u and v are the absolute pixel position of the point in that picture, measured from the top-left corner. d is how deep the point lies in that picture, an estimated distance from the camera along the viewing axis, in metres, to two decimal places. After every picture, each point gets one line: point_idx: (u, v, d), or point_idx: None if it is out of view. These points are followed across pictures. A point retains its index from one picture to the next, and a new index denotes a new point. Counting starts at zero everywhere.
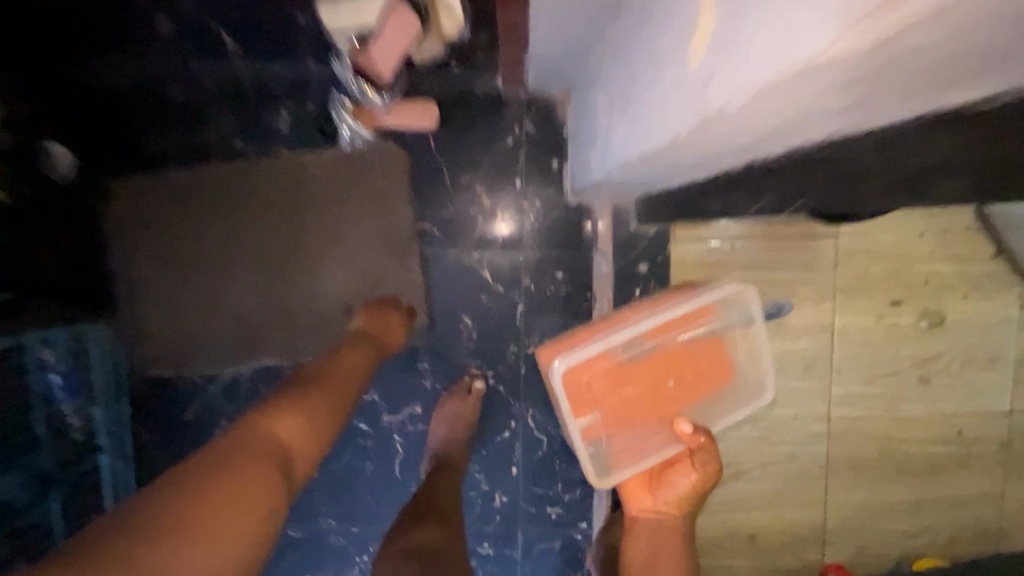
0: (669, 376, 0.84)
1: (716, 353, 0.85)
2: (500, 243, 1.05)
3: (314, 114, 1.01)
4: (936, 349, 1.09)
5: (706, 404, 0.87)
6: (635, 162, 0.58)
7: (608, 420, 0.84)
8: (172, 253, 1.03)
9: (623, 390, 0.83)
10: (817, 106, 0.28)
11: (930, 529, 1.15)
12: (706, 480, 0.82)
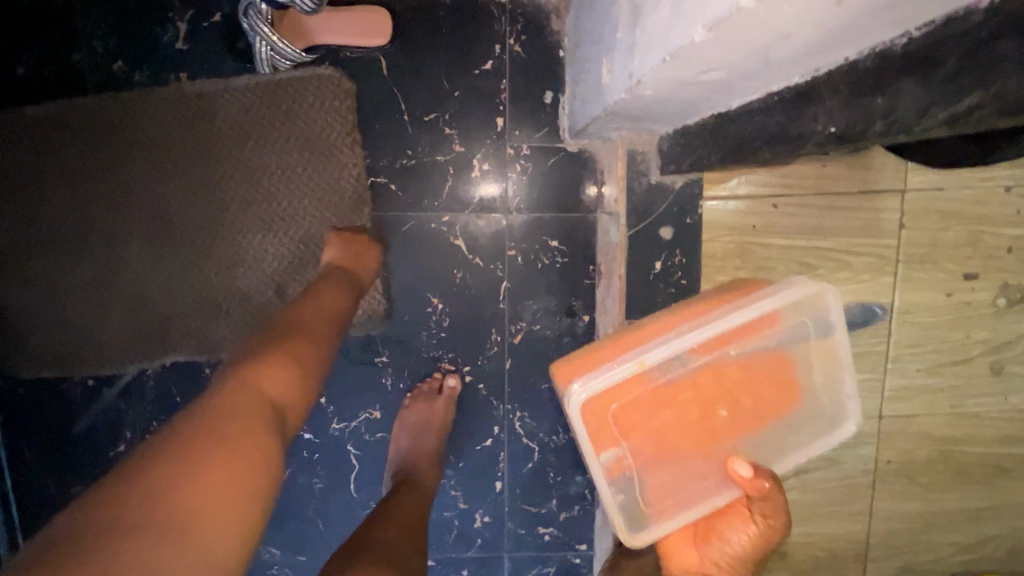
0: (718, 403, 0.67)
1: (782, 374, 0.67)
2: (478, 202, 0.81)
3: (222, 27, 0.76)
4: (1015, 333, 0.89)
5: (767, 439, 0.69)
6: (685, 52, 0.34)
7: (641, 459, 0.67)
8: (39, 220, 0.77)
9: (659, 421, 0.66)
10: None
11: (989, 541, 0.97)
12: (767, 536, 0.67)
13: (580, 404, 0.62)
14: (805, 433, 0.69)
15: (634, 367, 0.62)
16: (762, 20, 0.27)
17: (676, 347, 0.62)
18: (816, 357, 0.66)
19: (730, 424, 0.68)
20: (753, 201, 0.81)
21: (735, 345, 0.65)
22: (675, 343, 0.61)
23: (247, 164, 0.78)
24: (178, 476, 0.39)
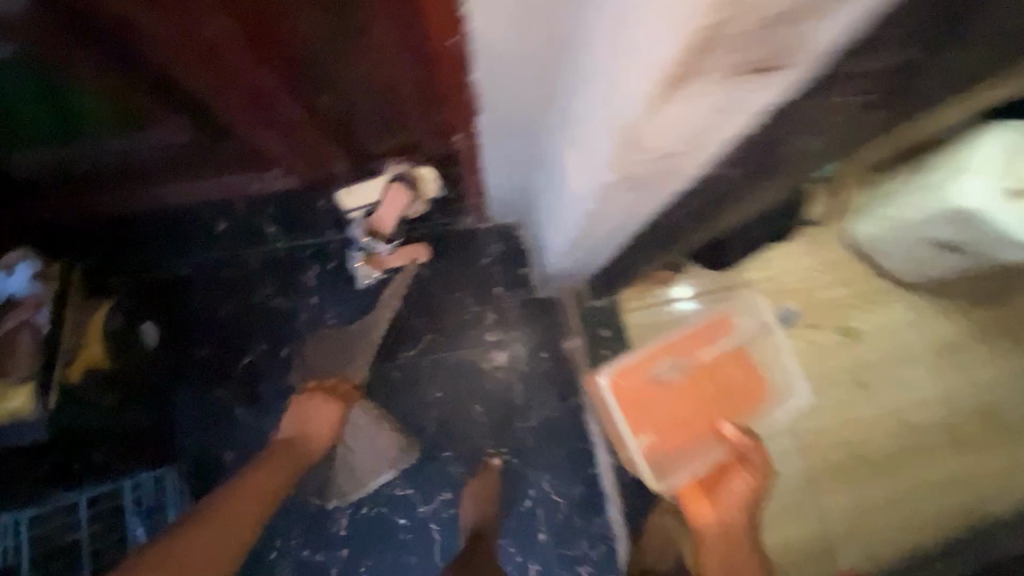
0: (713, 383, 1.02)
1: (751, 359, 1.05)
2: (491, 339, 1.31)
3: (334, 268, 1.30)
4: (859, 357, 1.34)
5: (749, 407, 1.06)
6: (574, 252, 0.88)
7: (662, 428, 1.01)
8: (240, 398, 1.24)
9: (674, 399, 1.00)
10: (630, 209, 0.62)
11: (920, 519, 1.27)
12: (755, 484, 1.03)
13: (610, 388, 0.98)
14: (767, 402, 1.08)
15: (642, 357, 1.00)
16: (588, 246, 0.81)
17: (672, 341, 1.00)
18: (770, 345, 1.08)
19: (723, 398, 1.03)
20: (660, 306, 1.30)
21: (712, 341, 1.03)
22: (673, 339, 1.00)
23: (369, 338, 1.29)
24: None
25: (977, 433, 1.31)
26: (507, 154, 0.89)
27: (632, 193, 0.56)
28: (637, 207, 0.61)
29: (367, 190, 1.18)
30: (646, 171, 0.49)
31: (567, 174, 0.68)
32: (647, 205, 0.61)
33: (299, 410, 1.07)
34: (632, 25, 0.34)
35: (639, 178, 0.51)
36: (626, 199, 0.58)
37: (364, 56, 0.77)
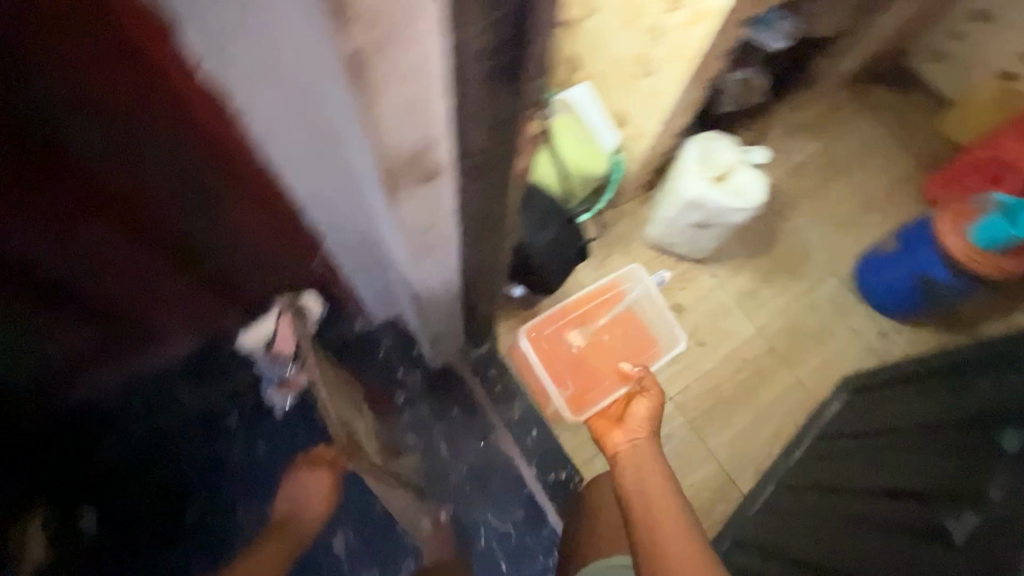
0: (606, 337, 1.61)
1: (631, 319, 1.63)
2: (407, 414, 1.51)
3: (253, 408, 1.44)
4: (691, 324, 1.71)
5: (635, 353, 1.61)
6: (434, 298, 1.11)
7: (574, 371, 1.58)
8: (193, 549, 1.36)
9: (580, 351, 1.59)
10: (439, 249, 0.86)
11: (780, 427, 1.61)
12: (655, 403, 1.33)
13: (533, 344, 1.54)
14: (652, 347, 1.64)
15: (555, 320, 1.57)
16: (437, 287, 1.04)
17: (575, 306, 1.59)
18: (646, 307, 1.66)
19: (615, 348, 1.60)
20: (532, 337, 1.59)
21: (604, 307, 1.63)
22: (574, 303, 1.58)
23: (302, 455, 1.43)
24: None
25: (791, 347, 1.71)
26: (351, 258, 1.11)
27: (430, 237, 0.81)
28: (443, 246, 0.86)
29: (264, 326, 1.39)
30: (426, 219, 0.74)
31: (392, 248, 0.92)
32: (448, 243, 0.86)
33: (298, 482, 1.26)
34: (359, 148, 0.59)
35: (426, 226, 0.76)
36: (430, 243, 0.82)
37: (221, 222, 1.00)
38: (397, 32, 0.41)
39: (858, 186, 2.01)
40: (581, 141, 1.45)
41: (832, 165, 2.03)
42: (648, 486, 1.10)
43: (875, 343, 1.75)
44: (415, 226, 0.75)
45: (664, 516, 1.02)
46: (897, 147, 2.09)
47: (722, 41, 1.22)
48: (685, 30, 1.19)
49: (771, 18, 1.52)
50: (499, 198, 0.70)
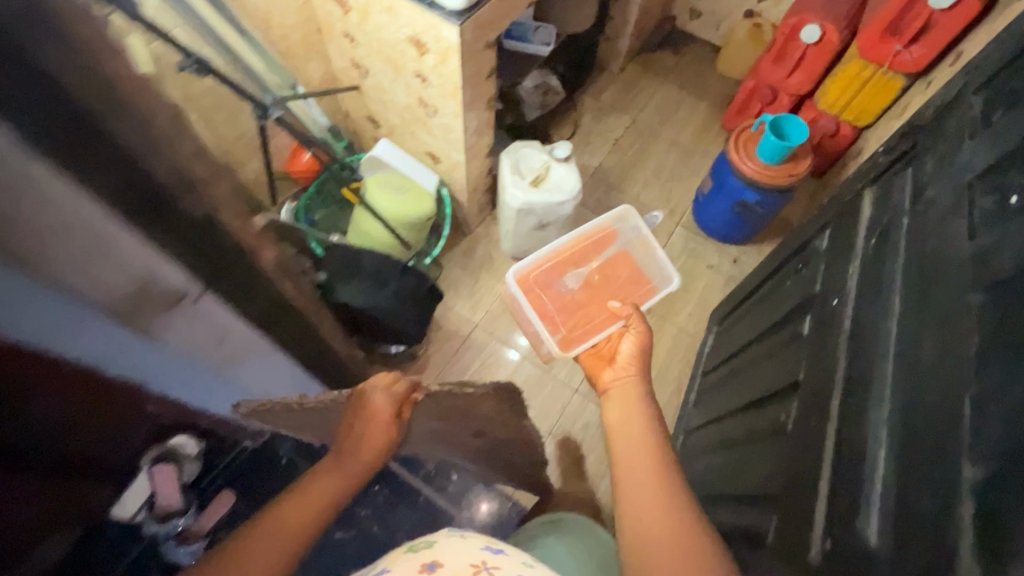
0: (596, 278, 1.54)
1: (623, 260, 1.59)
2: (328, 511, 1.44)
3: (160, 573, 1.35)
4: None
5: (627, 294, 1.54)
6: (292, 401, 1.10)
7: (563, 311, 1.49)
8: None
9: (573, 295, 1.52)
10: (259, 356, 0.88)
11: (679, 377, 1.72)
12: (643, 337, 1.25)
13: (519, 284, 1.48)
14: (644, 288, 1.56)
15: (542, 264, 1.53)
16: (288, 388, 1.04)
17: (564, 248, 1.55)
18: (638, 246, 1.60)
19: (607, 289, 1.53)
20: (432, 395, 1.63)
21: (595, 250, 1.58)
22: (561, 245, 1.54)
23: None
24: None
25: (664, 302, 1.84)
26: (192, 397, 1.05)
27: (235, 351, 0.81)
28: (260, 354, 0.86)
29: (134, 490, 1.26)
30: (216, 335, 0.75)
31: (215, 371, 0.90)
32: (266, 351, 0.87)
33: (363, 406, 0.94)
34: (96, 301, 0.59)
35: (220, 342, 0.77)
36: (242, 353, 0.83)
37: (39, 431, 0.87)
38: (26, 198, 0.42)
39: (674, 141, 2.21)
40: (396, 192, 1.47)
41: (646, 131, 2.22)
42: (632, 422, 1.03)
43: (732, 271, 1.92)
44: (211, 342, 0.76)
45: (638, 451, 0.96)
46: (694, 97, 2.33)
47: (482, 66, 1.31)
48: (441, 70, 1.27)
49: (526, 23, 1.71)
50: (269, 293, 0.71)
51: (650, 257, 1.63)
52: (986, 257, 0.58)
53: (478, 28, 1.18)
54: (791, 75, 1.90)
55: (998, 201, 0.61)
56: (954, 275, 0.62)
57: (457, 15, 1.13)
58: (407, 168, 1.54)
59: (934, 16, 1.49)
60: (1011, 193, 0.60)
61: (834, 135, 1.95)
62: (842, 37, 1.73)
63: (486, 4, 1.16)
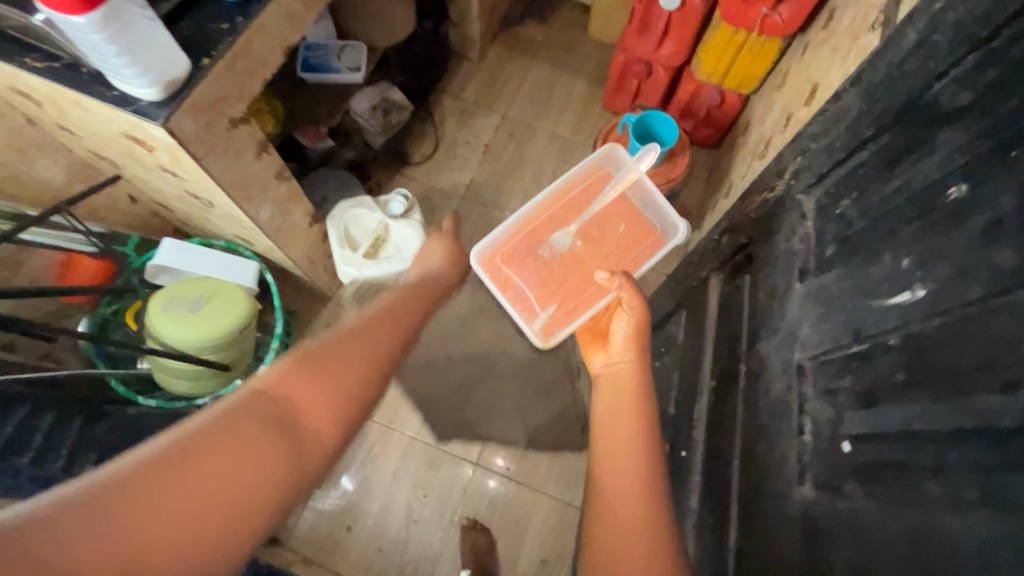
0: (581, 243, 1.29)
1: (616, 208, 1.31)
2: None
3: None
4: (462, 374, 1.58)
5: (625, 253, 1.29)
6: None
7: (543, 290, 1.27)
8: None
9: (557, 266, 1.28)
10: None
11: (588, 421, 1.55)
12: (639, 318, 0.97)
13: (484, 266, 1.28)
14: (645, 241, 1.30)
15: (514, 238, 1.30)
16: None
17: (541, 210, 1.31)
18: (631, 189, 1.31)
19: (596, 255, 1.28)
20: (325, 511, 1.44)
21: (579, 206, 1.32)
22: (535, 207, 1.30)
23: None
24: (232, 434, 0.58)
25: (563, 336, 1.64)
26: None
27: None
28: None
29: None
30: None
31: None
32: None
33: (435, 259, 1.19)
34: None
35: None
36: None
37: None
38: None
39: (553, 134, 1.95)
40: (195, 307, 1.18)
41: (520, 127, 1.95)
42: (623, 420, 0.86)
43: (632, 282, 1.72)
44: None
45: (616, 461, 0.81)
46: (569, 74, 2.04)
47: (243, 148, 1.01)
48: (184, 168, 0.97)
49: (329, 44, 1.38)
50: None
51: (649, 200, 1.33)
52: (818, 538, 0.52)
53: (202, 114, 0.88)
54: (661, 46, 1.62)
55: (832, 431, 0.54)
56: (791, 540, 0.56)
57: (159, 108, 0.83)
58: (210, 269, 1.26)
59: None
60: (843, 437, 0.53)
61: (721, 106, 1.72)
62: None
63: (199, 84, 0.85)
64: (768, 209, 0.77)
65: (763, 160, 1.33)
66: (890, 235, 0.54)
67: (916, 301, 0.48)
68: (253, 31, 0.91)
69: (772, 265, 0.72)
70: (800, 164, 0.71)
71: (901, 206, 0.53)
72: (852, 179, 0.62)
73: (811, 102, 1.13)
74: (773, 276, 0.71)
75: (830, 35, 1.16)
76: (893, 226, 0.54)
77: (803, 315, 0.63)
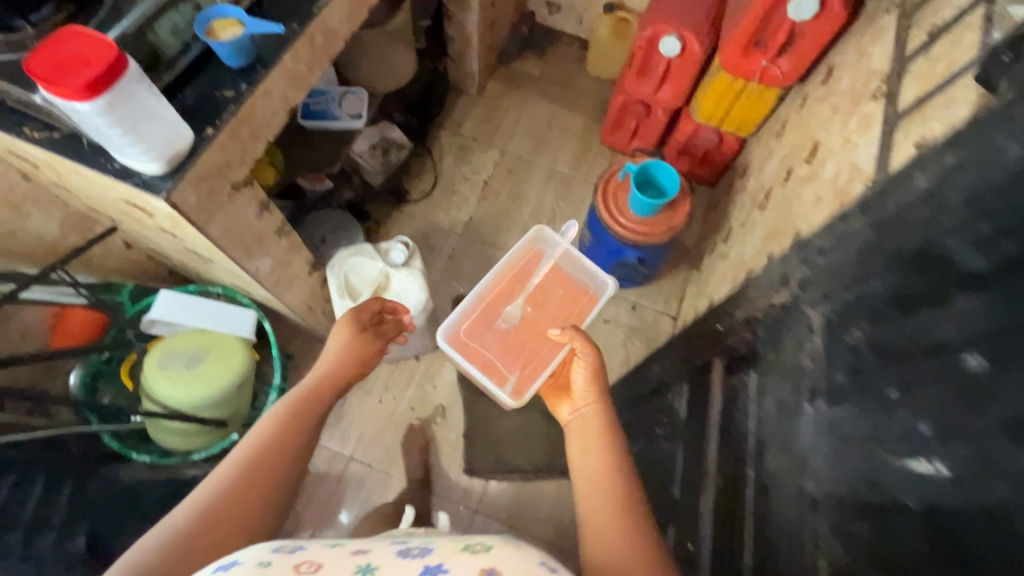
0: (531, 311, 1.33)
1: (555, 275, 1.37)
2: None
3: None
4: (462, 418, 1.57)
5: (573, 314, 1.34)
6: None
7: (504, 361, 1.28)
8: None
9: (513, 335, 1.31)
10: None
11: None
12: (593, 365, 1.04)
13: (452, 343, 1.29)
14: (587, 301, 1.36)
15: (472, 315, 1.32)
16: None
17: (489, 288, 1.34)
18: (567, 258, 1.39)
19: (546, 318, 1.32)
20: None
21: (525, 278, 1.37)
22: (483, 286, 1.33)
23: None
24: None
25: None
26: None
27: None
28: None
29: None
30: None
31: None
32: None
33: (355, 341, 1.09)
34: None
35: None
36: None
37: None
38: None
39: (551, 170, 1.95)
40: (191, 363, 1.17)
41: (518, 163, 1.95)
42: (595, 458, 0.85)
43: (631, 322, 1.72)
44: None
45: (599, 494, 0.79)
46: (567, 110, 2.05)
47: (244, 211, 1.00)
48: (184, 232, 0.96)
49: (329, 90, 1.37)
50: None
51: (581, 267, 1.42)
52: None
53: (204, 184, 0.87)
54: (659, 89, 1.64)
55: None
56: None
57: (161, 179, 0.82)
58: (206, 319, 1.24)
59: (797, 25, 1.23)
60: None
61: (718, 146, 1.73)
62: (704, 46, 1.47)
63: (202, 155, 0.85)
64: (788, 305, 0.78)
65: (762, 210, 1.33)
66: (908, 388, 0.54)
67: (933, 474, 0.48)
68: (257, 98, 0.91)
69: (795, 365, 0.72)
70: (821, 267, 0.72)
71: (921, 357, 0.53)
72: (879, 298, 0.62)
73: (812, 160, 1.14)
74: (792, 377, 0.72)
75: (830, 93, 1.18)
76: (908, 376, 0.54)
77: (817, 445, 0.64)
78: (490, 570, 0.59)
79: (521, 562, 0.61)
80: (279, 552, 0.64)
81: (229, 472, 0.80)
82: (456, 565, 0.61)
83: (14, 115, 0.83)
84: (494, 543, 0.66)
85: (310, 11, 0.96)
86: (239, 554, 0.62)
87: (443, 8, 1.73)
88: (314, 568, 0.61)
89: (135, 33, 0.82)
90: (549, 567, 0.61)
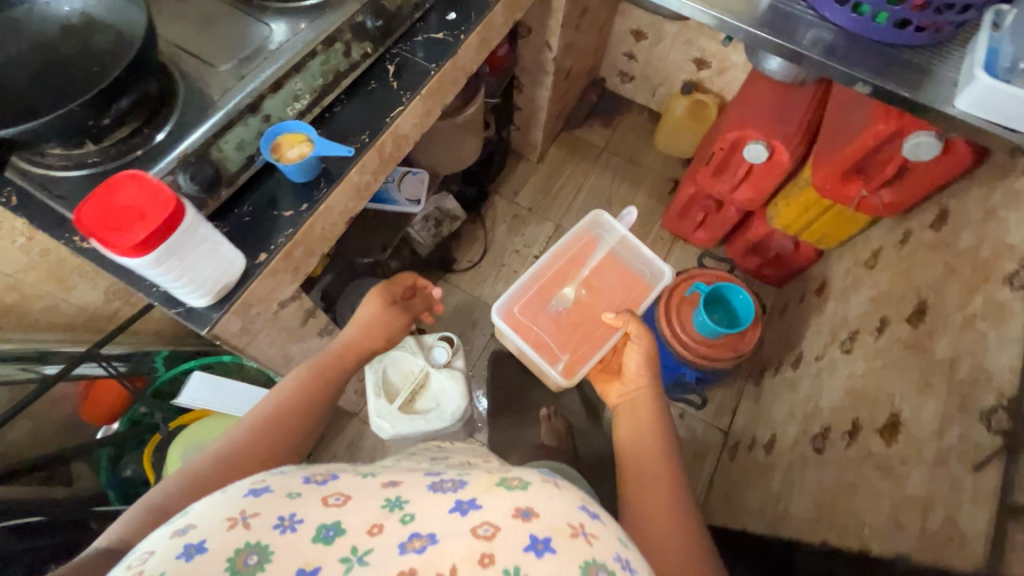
0: (585, 295, 1.22)
1: (611, 261, 1.26)
2: None
3: None
4: None
5: (627, 301, 1.23)
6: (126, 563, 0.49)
7: (556, 341, 1.20)
8: None
9: (567, 317, 1.21)
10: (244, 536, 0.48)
11: None
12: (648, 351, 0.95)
13: (505, 320, 1.19)
14: (642, 289, 1.25)
15: (526, 293, 1.22)
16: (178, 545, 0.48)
17: (545, 267, 1.23)
18: (624, 246, 1.27)
19: (600, 304, 1.22)
20: None
21: (581, 261, 1.26)
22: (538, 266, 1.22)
23: None
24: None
25: None
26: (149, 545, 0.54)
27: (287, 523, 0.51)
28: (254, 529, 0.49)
29: None
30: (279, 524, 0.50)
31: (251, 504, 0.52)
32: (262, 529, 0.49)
33: (386, 310, 1.04)
34: None
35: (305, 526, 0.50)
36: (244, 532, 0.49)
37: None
38: None
39: None
40: None
41: None
42: (645, 436, 0.84)
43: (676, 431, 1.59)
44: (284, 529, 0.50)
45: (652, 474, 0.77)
46: (629, 186, 1.95)
47: (286, 323, 0.93)
48: None
49: (391, 173, 1.30)
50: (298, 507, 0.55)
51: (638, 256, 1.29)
52: None
53: (248, 311, 0.81)
54: (736, 188, 1.51)
55: None
56: None
57: (207, 312, 0.76)
58: (239, 405, 1.19)
59: (909, 162, 1.11)
60: None
61: (793, 252, 1.59)
62: (794, 157, 1.36)
63: (250, 286, 0.78)
64: None
65: (845, 350, 1.20)
66: None
67: None
68: (317, 217, 0.85)
69: None
70: None
71: None
72: None
73: (917, 323, 1.00)
74: None
75: (945, 243, 1.04)
76: None
77: None
78: (525, 510, 0.50)
79: (560, 505, 0.52)
80: (309, 485, 0.56)
81: (268, 410, 0.84)
82: (491, 501, 0.52)
83: (60, 224, 0.78)
84: (533, 479, 0.56)
85: (383, 123, 0.91)
86: (271, 481, 0.56)
87: (516, 80, 1.65)
88: (341, 502, 0.53)
89: (198, 153, 0.76)
90: (590, 513, 0.53)
